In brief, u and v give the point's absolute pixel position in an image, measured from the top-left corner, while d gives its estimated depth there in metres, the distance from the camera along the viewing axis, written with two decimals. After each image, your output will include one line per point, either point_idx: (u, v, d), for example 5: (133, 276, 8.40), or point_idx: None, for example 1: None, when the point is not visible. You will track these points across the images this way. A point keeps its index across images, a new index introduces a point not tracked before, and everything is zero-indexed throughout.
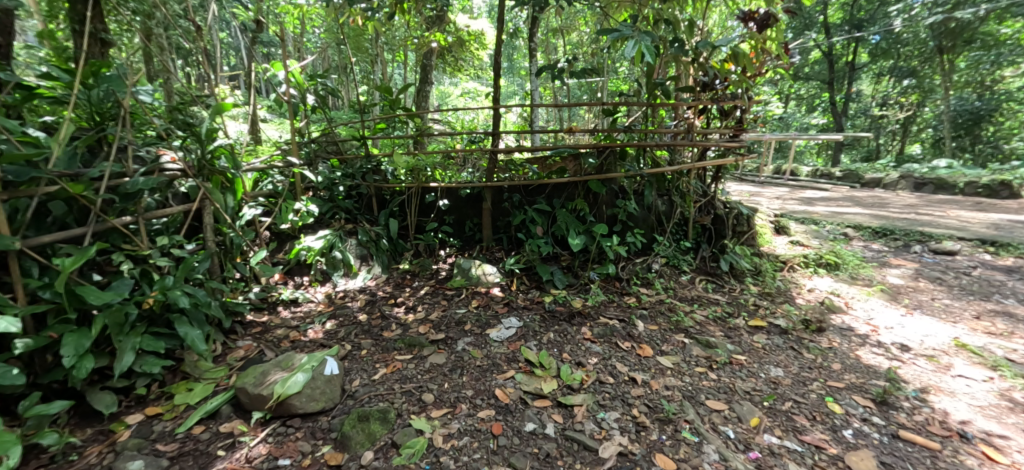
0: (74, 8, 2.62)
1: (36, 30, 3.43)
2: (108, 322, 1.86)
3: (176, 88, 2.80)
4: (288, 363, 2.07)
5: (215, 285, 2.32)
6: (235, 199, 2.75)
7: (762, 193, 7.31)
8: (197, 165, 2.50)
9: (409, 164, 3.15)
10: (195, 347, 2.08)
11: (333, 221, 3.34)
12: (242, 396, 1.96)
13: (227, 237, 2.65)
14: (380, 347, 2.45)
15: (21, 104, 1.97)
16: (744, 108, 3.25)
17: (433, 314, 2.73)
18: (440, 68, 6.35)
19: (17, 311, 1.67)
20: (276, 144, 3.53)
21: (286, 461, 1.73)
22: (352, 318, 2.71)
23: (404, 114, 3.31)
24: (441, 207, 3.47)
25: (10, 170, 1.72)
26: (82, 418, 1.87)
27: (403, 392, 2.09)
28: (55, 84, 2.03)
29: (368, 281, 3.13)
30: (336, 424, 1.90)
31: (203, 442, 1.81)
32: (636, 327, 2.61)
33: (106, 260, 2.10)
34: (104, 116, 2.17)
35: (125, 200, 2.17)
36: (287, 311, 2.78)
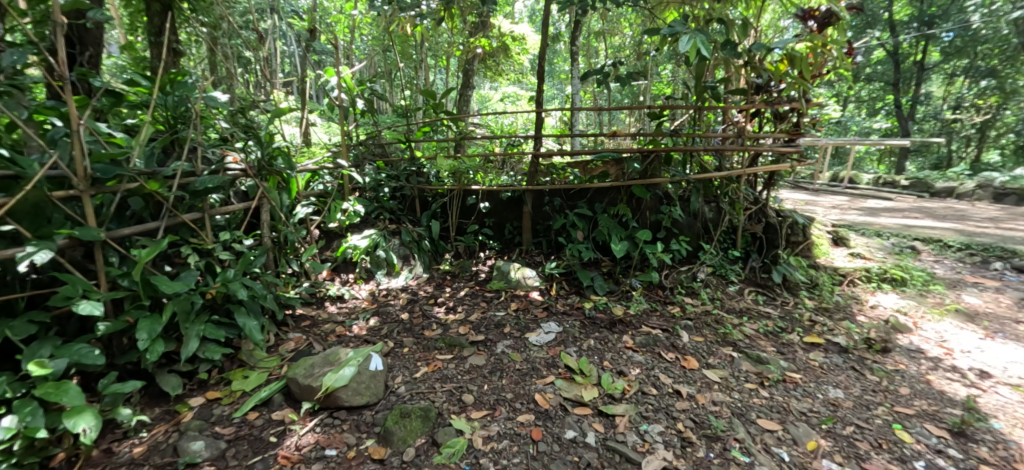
0: (152, 20, 2.84)
1: (118, 41, 3.74)
2: (177, 309, 1.98)
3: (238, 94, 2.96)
4: (335, 358, 2.15)
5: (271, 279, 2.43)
6: (291, 197, 2.90)
7: (818, 202, 6.91)
8: (257, 166, 2.63)
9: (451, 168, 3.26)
10: (252, 337, 2.19)
11: (378, 221, 3.43)
12: (293, 386, 2.05)
13: (281, 233, 2.78)
14: (422, 346, 2.49)
15: (110, 108, 2.16)
16: (801, 112, 3.11)
17: (473, 316, 2.76)
18: (481, 74, 6.42)
19: (100, 296, 1.80)
20: (326, 147, 3.66)
21: (332, 451, 1.80)
22: (394, 316, 2.79)
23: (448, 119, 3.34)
24: (482, 210, 3.51)
25: (98, 169, 1.89)
26: (151, 398, 2.01)
27: (444, 392, 2.13)
28: (137, 91, 2.21)
29: (409, 281, 3.20)
30: (379, 419, 1.96)
31: (257, 427, 1.91)
32: (680, 338, 2.54)
33: (175, 253, 2.25)
34: (179, 120, 2.33)
35: (194, 197, 2.31)
36: (333, 306, 2.88)
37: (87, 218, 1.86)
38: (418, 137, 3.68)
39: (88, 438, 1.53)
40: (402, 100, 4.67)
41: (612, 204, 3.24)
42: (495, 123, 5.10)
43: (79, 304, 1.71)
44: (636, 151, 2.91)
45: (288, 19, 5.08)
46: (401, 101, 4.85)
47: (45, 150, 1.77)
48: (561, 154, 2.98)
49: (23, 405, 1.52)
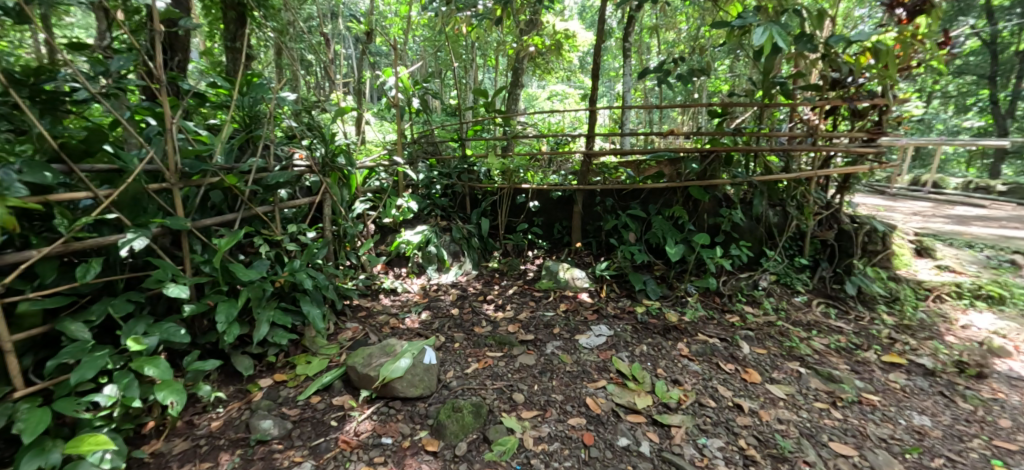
0: (229, 27, 3.02)
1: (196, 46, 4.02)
2: (250, 295, 2.11)
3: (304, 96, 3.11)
4: (391, 349, 2.23)
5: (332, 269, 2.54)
6: (351, 193, 3.01)
7: (896, 207, 6.38)
8: (321, 162, 2.76)
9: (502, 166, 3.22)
10: (315, 325, 2.30)
11: (430, 217, 3.49)
12: (352, 374, 2.14)
13: (342, 227, 2.91)
14: (472, 342, 2.53)
15: (196, 108, 2.32)
16: (884, 109, 2.87)
17: (522, 314, 2.77)
18: (532, 73, 6.40)
19: (186, 281, 1.95)
20: (381, 145, 3.78)
21: (388, 440, 1.87)
22: (445, 310, 2.84)
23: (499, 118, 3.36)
24: (532, 209, 3.51)
25: (186, 164, 2.03)
26: (226, 376, 2.16)
27: (494, 389, 2.15)
28: (219, 92, 2.36)
29: (459, 277, 3.26)
30: (432, 411, 2.01)
31: (319, 411, 2.01)
32: (741, 349, 2.42)
33: (248, 243, 2.39)
34: (253, 121, 2.46)
35: (266, 191, 2.45)
36: (387, 298, 2.97)
37: (176, 209, 2.03)
38: (469, 135, 3.72)
39: (176, 411, 1.68)
40: (453, 99, 4.73)
41: (666, 206, 3.13)
42: (544, 122, 5.07)
43: (169, 287, 1.86)
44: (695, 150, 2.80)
45: (347, 22, 5.28)
46: (451, 100, 4.91)
47: (144, 146, 1.91)
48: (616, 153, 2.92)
49: (122, 376, 1.67)
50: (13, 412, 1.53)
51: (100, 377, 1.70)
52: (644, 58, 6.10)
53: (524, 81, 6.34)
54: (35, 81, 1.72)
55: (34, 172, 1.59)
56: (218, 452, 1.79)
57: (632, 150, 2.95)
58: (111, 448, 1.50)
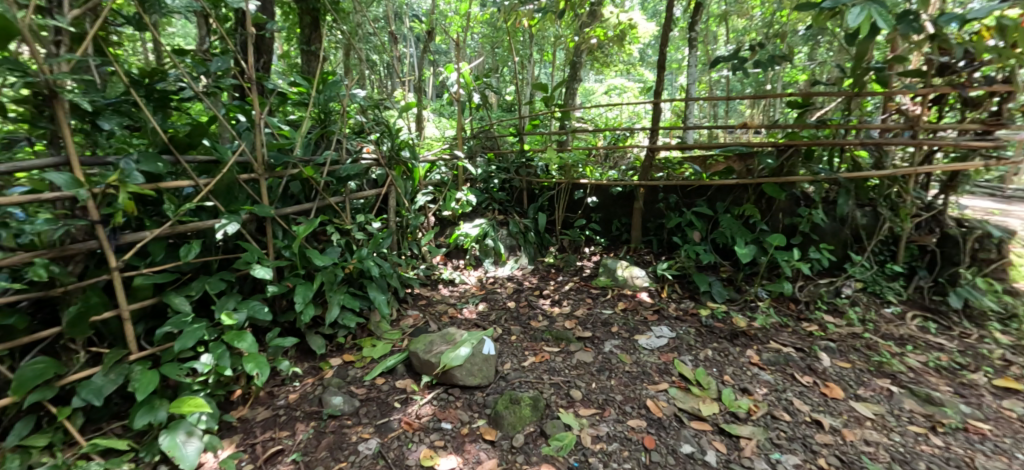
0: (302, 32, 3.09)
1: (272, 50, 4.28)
2: (324, 279, 2.23)
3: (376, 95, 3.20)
4: (451, 337, 2.27)
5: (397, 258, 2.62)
6: (414, 185, 3.03)
7: (1008, 211, 5.64)
8: (388, 155, 2.80)
9: (560, 161, 3.30)
10: (380, 310, 2.39)
11: (487, 211, 3.50)
12: (414, 359, 2.21)
13: (405, 219, 2.92)
14: (528, 335, 2.52)
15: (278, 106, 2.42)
16: (1005, 97, 2.52)
17: (578, 311, 2.73)
18: (591, 67, 6.25)
19: (270, 264, 2.07)
20: (440, 140, 3.82)
21: (447, 425, 1.91)
22: (501, 303, 2.85)
23: (558, 113, 3.30)
24: (589, 204, 3.45)
25: (271, 156, 2.16)
26: (301, 353, 2.29)
27: (551, 384, 2.13)
28: (299, 91, 2.45)
29: (514, 271, 3.25)
30: (489, 401, 2.04)
31: (384, 392, 2.09)
32: (820, 361, 2.25)
33: (321, 231, 2.51)
34: (327, 118, 2.52)
35: (338, 182, 2.55)
36: (446, 288, 3.02)
37: (261, 197, 2.16)
38: (528, 130, 3.67)
39: (262, 382, 1.80)
40: (510, 93, 4.69)
41: (735, 204, 2.97)
42: (603, 117, 4.93)
43: (256, 269, 1.98)
44: (771, 144, 2.64)
45: (409, 21, 5.40)
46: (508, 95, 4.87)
47: (236, 141, 2.04)
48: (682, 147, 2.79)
49: (217, 347, 1.81)
50: (129, 373, 1.71)
51: (198, 346, 1.86)
52: (712, 48, 5.74)
53: (584, 75, 6.16)
54: (148, 82, 1.87)
55: (149, 162, 1.75)
56: (294, 423, 1.90)
57: (694, 146, 2.82)
58: (205, 410, 1.67)
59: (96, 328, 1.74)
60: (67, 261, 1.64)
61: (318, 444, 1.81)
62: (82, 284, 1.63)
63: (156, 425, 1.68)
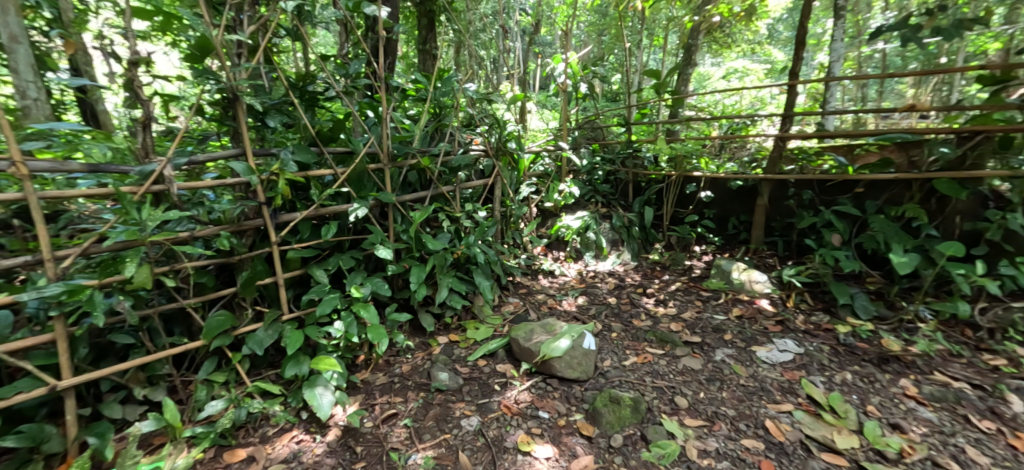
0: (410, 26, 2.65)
1: None
2: (437, 263, 2.18)
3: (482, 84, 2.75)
4: (552, 328, 2.23)
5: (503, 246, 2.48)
6: (519, 175, 2.78)
7: None
8: (497, 146, 2.53)
9: (671, 152, 2.99)
10: (485, 296, 2.34)
11: (590, 203, 3.28)
12: (514, 346, 2.20)
13: (510, 209, 2.70)
14: (630, 334, 2.37)
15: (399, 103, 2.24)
16: None
17: (686, 313, 2.50)
18: (709, 50, 5.64)
19: (391, 245, 2.07)
20: (543, 131, 3.63)
21: (545, 414, 1.89)
22: (602, 298, 2.66)
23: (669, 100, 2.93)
24: (702, 199, 3.11)
25: (394, 147, 2.10)
26: (412, 329, 2.33)
27: (654, 387, 2.00)
28: (418, 87, 2.24)
29: (616, 266, 3.01)
30: (588, 396, 1.97)
31: (485, 373, 2.11)
32: (1009, 404, 1.80)
33: (434, 217, 2.39)
34: (441, 113, 2.28)
35: (449, 172, 2.37)
36: (546, 279, 2.83)
37: (384, 184, 2.11)
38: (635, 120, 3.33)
39: (383, 352, 1.93)
40: (615, 80, 4.33)
41: (891, 203, 2.50)
42: (721, 104, 4.44)
43: (380, 249, 1.98)
44: (951, 130, 2.18)
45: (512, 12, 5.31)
46: (613, 82, 4.56)
47: (366, 134, 2.02)
48: (822, 134, 2.42)
49: (347, 315, 1.92)
50: (282, 330, 1.87)
51: (332, 313, 1.97)
52: (873, 15, 4.64)
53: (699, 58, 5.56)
54: (302, 85, 1.95)
55: (302, 152, 1.86)
56: (406, 391, 1.98)
57: (836, 132, 2.42)
58: (337, 369, 1.81)
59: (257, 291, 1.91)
60: (241, 234, 1.84)
61: (425, 415, 1.88)
62: (251, 254, 1.81)
63: (300, 378, 1.84)
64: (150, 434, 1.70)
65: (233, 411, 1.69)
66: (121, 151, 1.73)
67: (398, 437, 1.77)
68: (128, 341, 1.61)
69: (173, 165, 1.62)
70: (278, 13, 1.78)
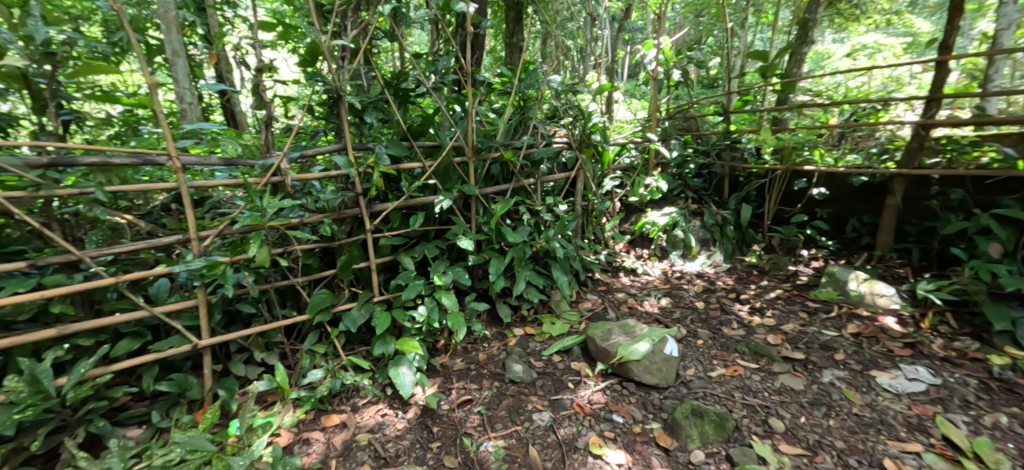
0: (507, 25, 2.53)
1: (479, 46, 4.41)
2: (515, 255, 2.16)
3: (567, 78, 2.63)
4: (630, 329, 2.14)
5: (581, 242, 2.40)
6: (602, 170, 2.60)
7: None
8: (580, 138, 2.42)
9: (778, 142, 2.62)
10: (563, 291, 2.28)
11: (679, 199, 2.94)
12: (590, 345, 2.14)
13: (591, 204, 2.58)
14: (719, 343, 2.18)
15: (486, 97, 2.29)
16: None
17: (787, 326, 2.24)
18: (830, 25, 4.93)
19: (473, 236, 2.09)
20: (632, 121, 3.40)
21: (618, 418, 1.82)
22: (688, 301, 2.47)
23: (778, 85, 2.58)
24: (815, 197, 2.71)
25: (478, 140, 2.12)
26: (490, 319, 2.34)
27: (744, 404, 1.83)
28: (503, 80, 2.26)
29: (706, 267, 2.75)
30: (666, 405, 1.86)
31: (560, 370, 2.08)
32: None
33: (514, 210, 2.38)
34: (526, 105, 2.29)
35: (532, 165, 2.33)
36: (627, 278, 2.67)
37: (467, 177, 2.13)
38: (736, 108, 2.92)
39: (461, 340, 1.97)
40: (714, 65, 3.90)
41: None
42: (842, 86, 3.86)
43: (461, 240, 2.01)
44: None
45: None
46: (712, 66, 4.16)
47: (452, 128, 2.05)
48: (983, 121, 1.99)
49: (430, 301, 1.97)
50: (373, 310, 1.95)
51: (416, 299, 2.04)
52: None
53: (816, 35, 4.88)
54: (396, 83, 2.00)
55: (395, 145, 1.95)
56: (482, 379, 2.01)
57: (1001, 118, 1.98)
58: (419, 351, 1.87)
59: (354, 275, 2.03)
60: (342, 221, 1.94)
61: (498, 404, 1.89)
62: (350, 240, 1.91)
63: (386, 356, 1.92)
64: (264, 394, 1.85)
65: (329, 380, 1.81)
66: (248, 148, 1.95)
67: (472, 423, 1.80)
68: (250, 310, 1.79)
69: (289, 159, 1.76)
70: (377, 16, 1.86)
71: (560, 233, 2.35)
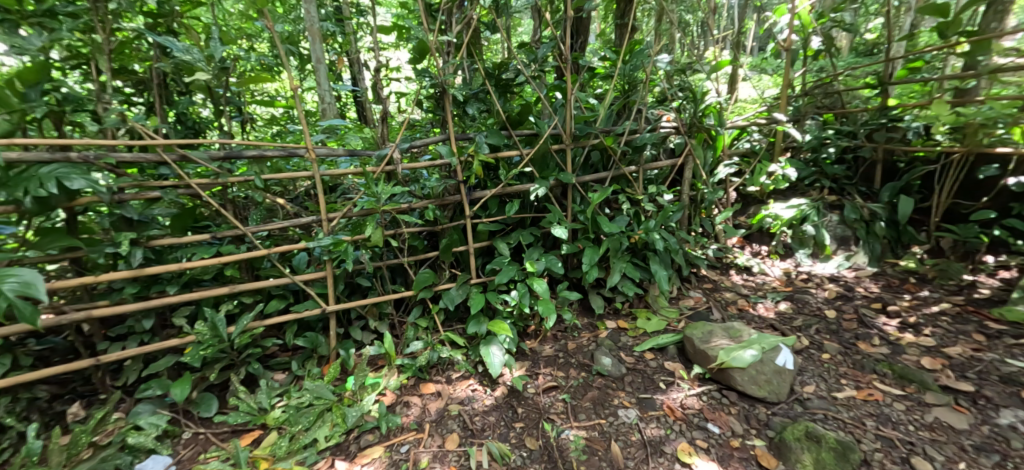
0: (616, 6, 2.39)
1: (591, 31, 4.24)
2: (610, 246, 2.10)
3: (679, 57, 2.42)
4: (737, 333, 1.95)
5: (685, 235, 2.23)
6: (716, 155, 2.37)
7: None
8: (689, 122, 2.26)
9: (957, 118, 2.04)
10: (660, 286, 2.14)
11: (812, 190, 2.52)
12: (688, 345, 2.00)
13: (699, 193, 2.35)
14: (852, 360, 1.88)
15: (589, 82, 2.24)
16: None
17: (952, 349, 1.83)
18: None
19: (567, 225, 2.07)
20: (756, 101, 3.02)
21: (715, 428, 1.69)
22: (815, 308, 2.15)
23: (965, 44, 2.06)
24: (1009, 189, 2.13)
25: (577, 127, 2.06)
26: (581, 308, 2.32)
27: (879, 436, 1.56)
28: (607, 64, 2.19)
29: (842, 270, 2.34)
30: (775, 423, 1.67)
31: (651, 368, 1.98)
32: None
33: (614, 199, 2.31)
34: (630, 88, 2.20)
35: (634, 151, 2.24)
36: (739, 276, 2.42)
37: (565, 165, 2.11)
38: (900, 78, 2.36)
39: (550, 327, 1.98)
40: (871, 26, 3.23)
41: None
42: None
43: (555, 228, 2.01)
44: None
45: None
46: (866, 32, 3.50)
47: (552, 115, 2.03)
48: None
49: (522, 287, 2.02)
50: (469, 292, 2.07)
51: (509, 284, 2.11)
52: None
53: None
54: (497, 73, 2.04)
55: (495, 135, 1.97)
56: (569, 367, 2.01)
57: None
58: (509, 334, 1.95)
59: (456, 257, 2.16)
60: (444, 207, 2.07)
61: (583, 395, 1.88)
62: (451, 225, 2.03)
63: (479, 336, 2.03)
64: (375, 357, 2.09)
65: (428, 352, 1.98)
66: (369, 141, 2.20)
67: (556, 409, 1.82)
68: (367, 283, 2.02)
69: (400, 149, 1.90)
70: (479, 9, 1.90)
71: (661, 224, 2.21)
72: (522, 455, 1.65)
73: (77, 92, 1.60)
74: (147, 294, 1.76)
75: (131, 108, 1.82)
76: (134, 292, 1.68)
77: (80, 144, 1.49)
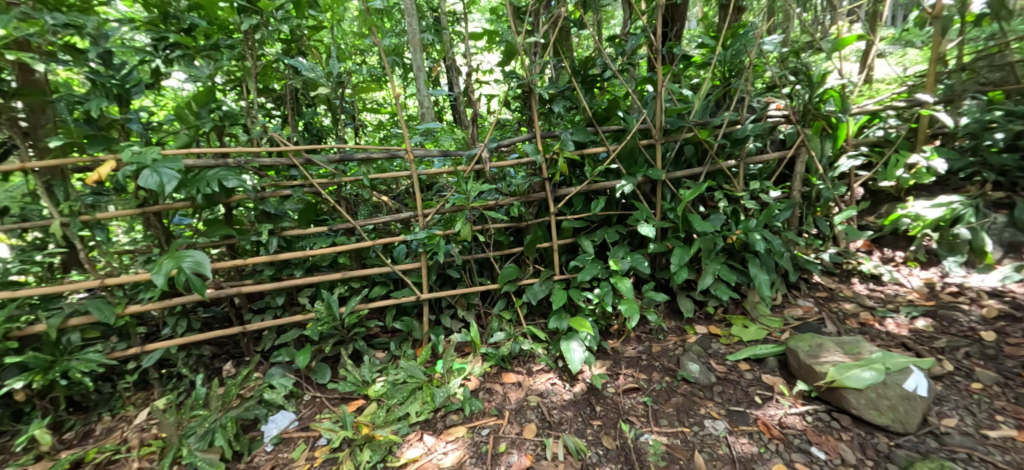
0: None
1: (694, 16, 3.98)
2: (703, 246, 1.98)
3: (792, 38, 2.18)
4: (854, 350, 1.71)
5: (793, 237, 2.01)
6: (837, 146, 2.09)
7: None
8: (802, 109, 2.04)
9: None
10: (760, 291, 1.96)
11: (970, 185, 2.10)
12: (792, 358, 1.81)
13: (814, 189, 2.11)
14: (1013, 393, 1.56)
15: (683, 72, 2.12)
16: None
17: None
18: None
19: (655, 224, 1.99)
20: (895, 82, 2.60)
21: (820, 454, 1.51)
22: (964, 328, 1.82)
23: None
24: None
25: (668, 121, 1.97)
26: (669, 311, 2.21)
27: None
28: (704, 51, 2.04)
29: (1010, 284, 1.92)
30: (898, 456, 1.44)
31: (746, 380, 1.83)
32: None
33: (709, 196, 2.16)
34: (731, 76, 2.04)
35: (733, 144, 2.08)
36: (863, 285, 2.12)
37: (655, 161, 2.04)
38: None
39: (632, 327, 1.93)
40: None
41: None
42: None
43: (642, 225, 1.94)
44: None
45: None
46: None
47: (640, 110, 1.97)
48: None
49: (604, 285, 2.00)
50: (552, 287, 2.11)
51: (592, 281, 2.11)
52: None
53: None
54: (584, 70, 2.03)
55: (581, 132, 1.97)
56: (652, 370, 1.94)
57: None
58: (590, 331, 1.94)
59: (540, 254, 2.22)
60: (529, 203, 2.13)
61: (666, 400, 1.81)
62: (536, 221, 2.09)
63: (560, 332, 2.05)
64: (462, 344, 2.23)
65: (510, 343, 2.06)
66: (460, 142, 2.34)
67: (636, 411, 1.78)
68: (457, 275, 2.17)
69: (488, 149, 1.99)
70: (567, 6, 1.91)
71: (764, 224, 2.02)
72: (598, 453, 1.64)
73: (234, 109, 1.94)
74: (280, 275, 2.10)
75: (272, 119, 2.16)
76: (271, 274, 2.02)
77: (235, 152, 1.81)
